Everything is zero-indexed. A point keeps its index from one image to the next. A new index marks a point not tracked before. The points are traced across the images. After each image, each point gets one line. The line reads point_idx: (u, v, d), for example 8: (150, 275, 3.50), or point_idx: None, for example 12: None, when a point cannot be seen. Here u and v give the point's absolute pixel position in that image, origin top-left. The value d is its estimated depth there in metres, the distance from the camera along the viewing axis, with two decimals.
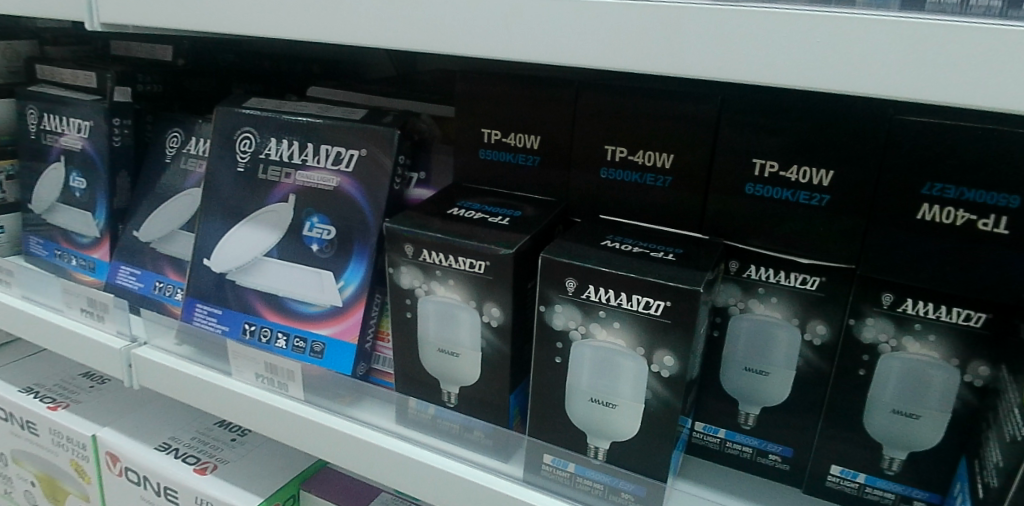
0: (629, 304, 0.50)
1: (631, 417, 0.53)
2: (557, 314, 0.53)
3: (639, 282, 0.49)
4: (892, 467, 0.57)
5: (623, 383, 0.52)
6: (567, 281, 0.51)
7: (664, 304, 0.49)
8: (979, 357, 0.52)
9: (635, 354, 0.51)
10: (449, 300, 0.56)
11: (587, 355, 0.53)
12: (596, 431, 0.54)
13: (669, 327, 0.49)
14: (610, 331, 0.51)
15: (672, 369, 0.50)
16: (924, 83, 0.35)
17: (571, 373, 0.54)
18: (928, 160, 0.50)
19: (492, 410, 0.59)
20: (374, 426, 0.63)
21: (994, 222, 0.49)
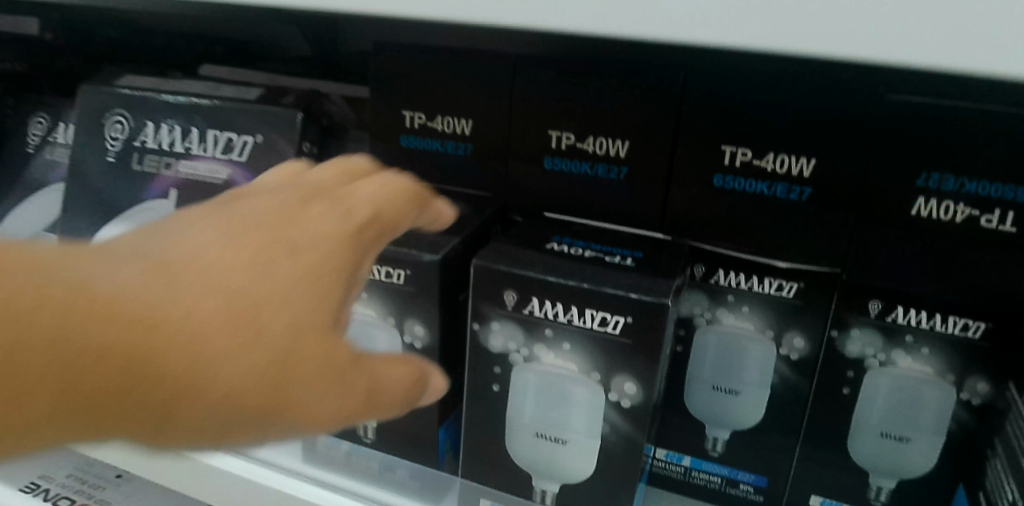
0: (581, 321, 0.41)
1: (586, 455, 0.43)
2: (495, 333, 0.43)
3: (593, 294, 0.40)
4: (881, 497, 0.50)
5: (576, 415, 0.43)
6: (506, 293, 0.42)
7: (624, 320, 0.40)
8: (979, 372, 0.45)
9: (590, 380, 0.42)
10: (363, 317, 0.46)
11: (531, 382, 0.43)
12: (544, 472, 0.45)
13: (630, 348, 0.40)
14: (559, 353, 0.42)
15: (634, 398, 0.41)
16: (955, 46, 0.26)
17: (513, 404, 0.44)
18: (924, 147, 0.42)
19: (419, 447, 0.49)
20: (274, 466, 0.52)
21: (999, 218, 0.42)
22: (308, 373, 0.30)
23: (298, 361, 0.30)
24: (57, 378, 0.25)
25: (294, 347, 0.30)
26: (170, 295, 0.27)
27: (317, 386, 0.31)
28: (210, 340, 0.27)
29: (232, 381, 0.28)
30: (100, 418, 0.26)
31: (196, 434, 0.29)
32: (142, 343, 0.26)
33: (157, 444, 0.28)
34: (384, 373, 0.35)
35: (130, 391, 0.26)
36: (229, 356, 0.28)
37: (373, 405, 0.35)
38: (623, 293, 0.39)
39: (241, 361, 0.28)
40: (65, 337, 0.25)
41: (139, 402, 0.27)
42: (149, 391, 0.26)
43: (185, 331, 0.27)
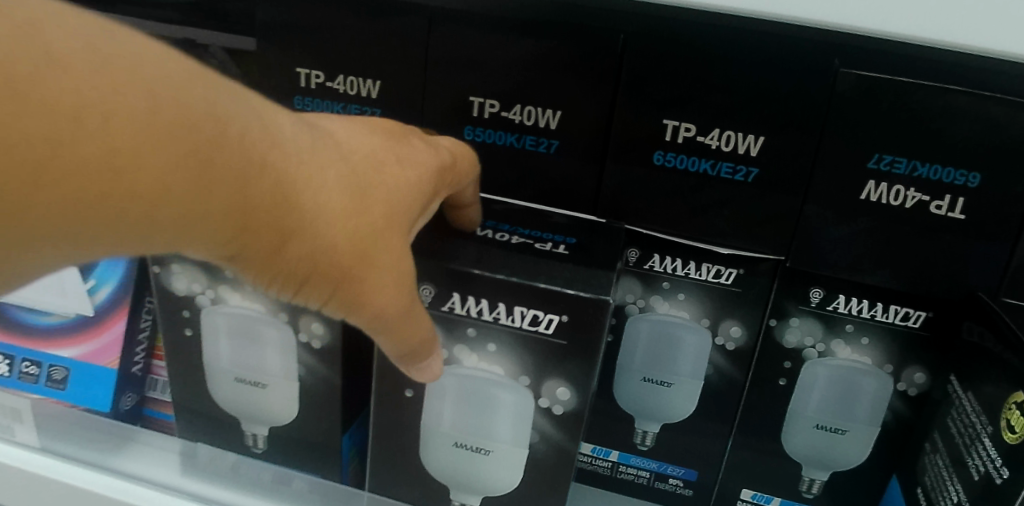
0: (510, 319, 0.36)
1: (512, 467, 0.39)
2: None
3: (526, 289, 0.35)
4: (812, 490, 0.48)
5: (500, 424, 0.38)
6: (422, 288, 0.36)
7: (559, 319, 0.35)
8: (916, 362, 0.44)
9: (518, 385, 0.37)
10: (248, 312, 0.39)
11: (449, 388, 0.38)
12: (464, 485, 0.40)
13: (565, 349, 0.36)
14: (483, 355, 0.37)
15: (568, 404, 0.37)
16: None
17: (427, 411, 0.39)
18: (878, 127, 0.39)
19: (319, 458, 0.43)
20: (145, 481, 0.43)
21: (948, 204, 0.40)
22: (391, 266, 0.30)
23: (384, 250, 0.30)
24: (194, 194, 0.24)
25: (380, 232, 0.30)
26: (313, 151, 0.28)
27: (391, 275, 0.30)
28: (330, 191, 0.28)
29: (340, 238, 0.28)
30: (228, 219, 0.26)
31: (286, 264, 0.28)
32: (283, 180, 0.26)
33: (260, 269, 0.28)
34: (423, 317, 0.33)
35: (264, 205, 0.26)
36: (344, 211, 0.28)
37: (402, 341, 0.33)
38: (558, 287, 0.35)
39: (349, 220, 0.29)
40: (235, 154, 0.25)
41: (266, 213, 0.26)
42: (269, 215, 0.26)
43: (318, 179, 0.28)
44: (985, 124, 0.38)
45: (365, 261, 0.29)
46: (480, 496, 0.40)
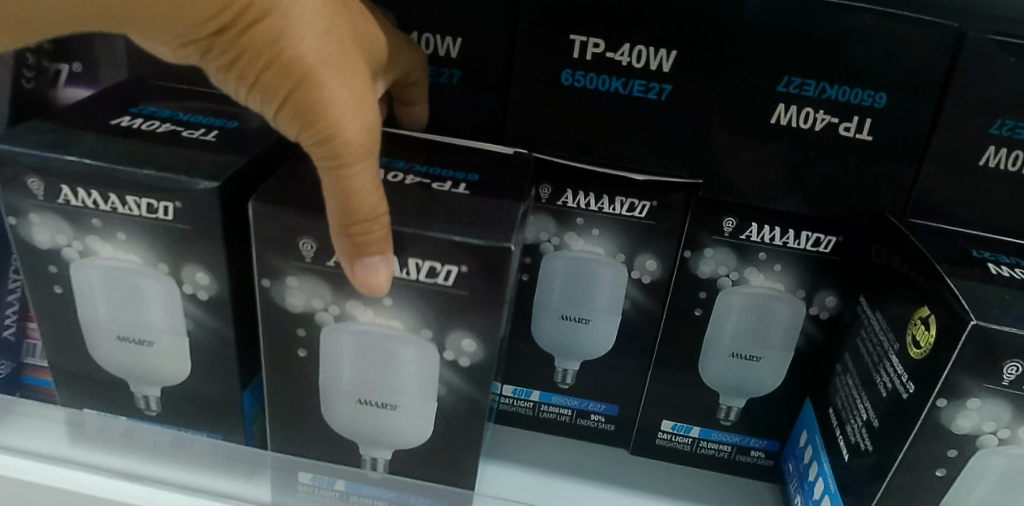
0: (404, 273, 0.33)
1: (422, 419, 0.37)
2: (293, 290, 0.35)
3: (421, 238, 0.32)
4: (729, 417, 0.49)
5: (406, 378, 0.36)
6: (301, 242, 0.33)
7: (457, 271, 0.33)
8: (827, 286, 0.44)
9: (421, 337, 0.35)
10: (122, 264, 0.35)
11: (347, 343, 0.35)
12: (373, 440, 0.38)
13: (466, 300, 0.34)
14: (379, 309, 0.35)
15: (474, 356, 0.35)
16: None
17: (326, 368, 0.36)
18: (788, 47, 0.38)
19: (217, 417, 0.40)
20: (24, 452, 0.39)
21: (856, 125, 0.39)
22: (354, 94, 0.29)
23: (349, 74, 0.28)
24: None
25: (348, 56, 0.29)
26: None
27: (351, 107, 0.29)
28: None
29: (315, 40, 0.26)
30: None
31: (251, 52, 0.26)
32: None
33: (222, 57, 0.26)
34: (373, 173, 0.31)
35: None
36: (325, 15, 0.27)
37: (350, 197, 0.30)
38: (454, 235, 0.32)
39: (326, 21, 0.27)
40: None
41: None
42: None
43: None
44: (892, 43, 0.38)
45: (332, 75, 0.27)
46: (390, 448, 0.38)
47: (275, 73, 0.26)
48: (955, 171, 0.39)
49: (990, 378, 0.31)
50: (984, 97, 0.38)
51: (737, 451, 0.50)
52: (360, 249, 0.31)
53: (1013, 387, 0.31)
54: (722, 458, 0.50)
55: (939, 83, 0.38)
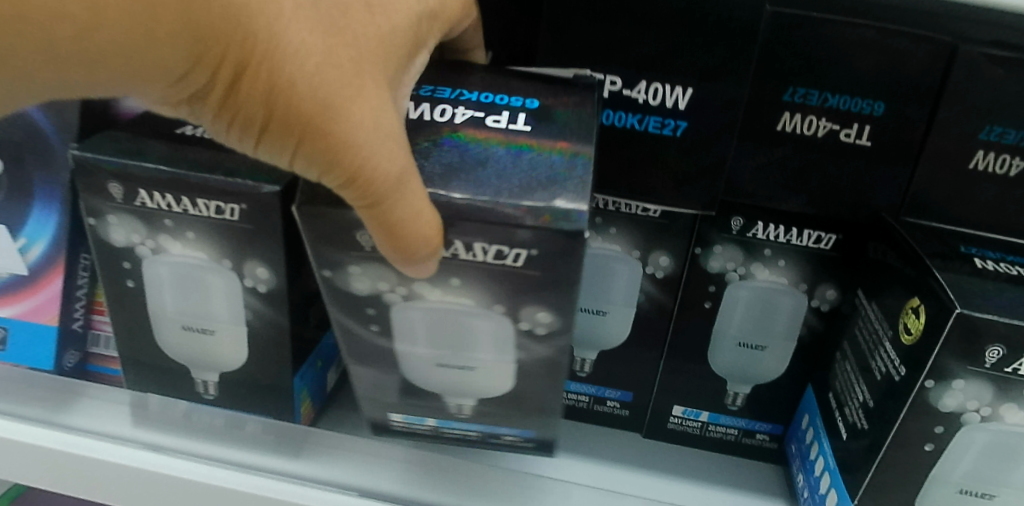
0: (470, 254, 0.33)
1: (501, 381, 0.39)
2: (357, 277, 0.35)
3: (489, 225, 0.31)
4: (736, 403, 0.52)
5: (482, 345, 0.37)
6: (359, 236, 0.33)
7: (526, 253, 0.32)
8: (828, 280, 0.48)
9: (491, 311, 0.35)
10: (190, 260, 0.39)
11: (417, 320, 0.37)
12: (460, 398, 0.40)
13: (536, 280, 0.33)
14: (445, 291, 0.35)
15: (552, 324, 0.35)
16: None
17: (404, 343, 0.38)
18: (794, 60, 0.41)
19: (269, 400, 0.44)
20: (94, 434, 0.45)
21: (856, 132, 0.43)
22: (371, 125, 0.28)
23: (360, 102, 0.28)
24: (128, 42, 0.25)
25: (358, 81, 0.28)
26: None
27: (370, 137, 0.28)
28: (305, 24, 0.26)
29: (308, 84, 0.26)
30: (181, 45, 0.25)
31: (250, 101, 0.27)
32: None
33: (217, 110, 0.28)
34: (416, 195, 0.29)
35: (223, 25, 0.25)
36: (319, 53, 0.27)
37: (388, 227, 0.30)
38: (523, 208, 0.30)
39: (320, 61, 0.27)
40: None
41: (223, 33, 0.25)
42: (227, 40, 0.25)
43: (289, 13, 0.26)
44: (890, 55, 0.41)
45: (340, 117, 0.27)
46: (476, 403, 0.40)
47: (277, 121, 0.27)
48: (949, 173, 0.43)
49: (973, 361, 0.34)
50: (975, 104, 0.41)
51: (743, 435, 0.54)
52: (412, 265, 0.31)
53: (994, 369, 0.34)
54: (730, 440, 0.54)
55: (934, 90, 0.41)
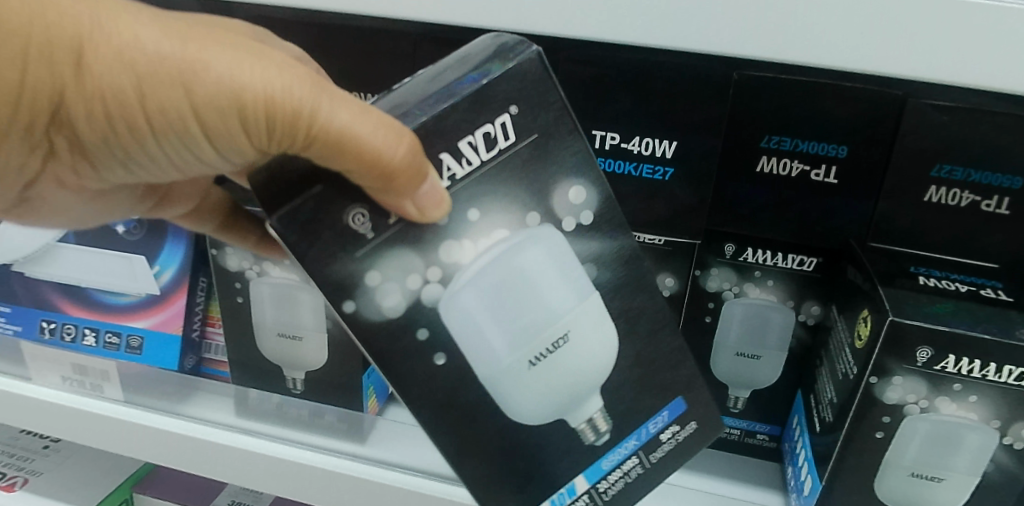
0: (469, 162, 0.34)
1: (594, 316, 0.38)
2: (382, 290, 0.35)
3: (466, 116, 0.33)
4: (738, 406, 0.60)
5: (548, 280, 0.36)
6: (356, 215, 0.33)
7: (507, 118, 0.34)
8: (811, 297, 0.55)
9: (530, 228, 0.36)
10: (287, 280, 0.53)
11: (468, 299, 0.36)
12: (579, 393, 0.39)
13: (540, 145, 0.35)
14: (473, 240, 0.35)
15: (584, 195, 0.36)
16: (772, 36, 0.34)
17: (478, 347, 0.37)
18: (770, 114, 0.50)
19: (343, 394, 0.56)
20: (207, 421, 0.56)
21: (824, 172, 0.51)
22: (227, 57, 0.33)
23: (247, 62, 0.33)
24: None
25: (228, 43, 0.33)
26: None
27: (237, 68, 0.33)
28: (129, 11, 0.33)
29: (153, 45, 0.32)
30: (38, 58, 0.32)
31: (161, 103, 0.33)
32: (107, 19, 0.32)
33: (110, 105, 0.33)
34: (346, 112, 0.32)
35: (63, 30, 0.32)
36: (149, 21, 0.33)
37: (345, 148, 0.31)
38: (485, 72, 0.34)
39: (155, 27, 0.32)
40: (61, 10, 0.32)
41: (97, 60, 0.32)
42: (74, 41, 0.32)
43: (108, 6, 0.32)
44: (847, 107, 0.49)
45: (196, 57, 0.32)
46: (599, 392, 0.39)
47: (156, 81, 0.32)
48: (906, 205, 0.50)
49: (907, 360, 0.41)
50: (924, 147, 0.49)
51: (746, 434, 0.61)
52: (403, 191, 0.31)
53: (926, 367, 0.41)
54: (735, 440, 0.61)
55: (887, 137, 0.49)
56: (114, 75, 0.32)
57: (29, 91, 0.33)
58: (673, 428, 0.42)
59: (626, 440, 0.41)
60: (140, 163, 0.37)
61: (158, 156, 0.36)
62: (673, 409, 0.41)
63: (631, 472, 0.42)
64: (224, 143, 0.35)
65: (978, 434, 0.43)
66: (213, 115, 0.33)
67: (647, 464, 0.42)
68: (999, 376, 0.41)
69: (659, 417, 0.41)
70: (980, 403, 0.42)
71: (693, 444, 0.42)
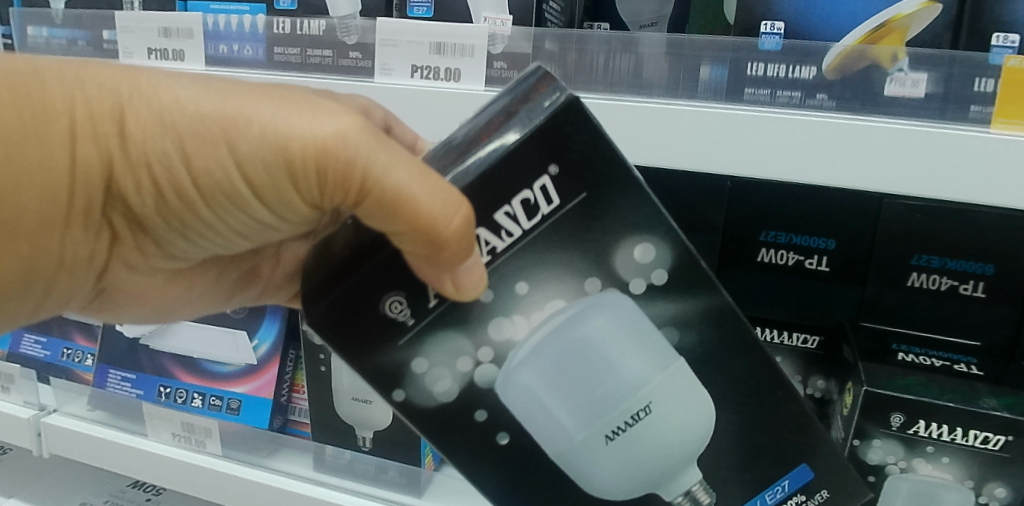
0: (514, 231, 0.36)
1: (677, 384, 0.39)
2: (433, 376, 0.39)
3: (504, 186, 0.35)
4: None
5: (613, 346, 0.39)
6: (395, 302, 0.37)
7: (550, 182, 0.35)
8: (817, 371, 0.60)
9: (590, 295, 0.38)
10: None
11: (529, 372, 0.39)
12: (667, 467, 0.41)
13: (588, 204, 0.36)
14: (525, 314, 0.38)
15: (648, 253, 0.37)
16: (740, 153, 0.45)
17: (548, 421, 0.40)
18: (766, 213, 0.59)
19: (406, 451, 0.65)
20: (291, 474, 0.66)
21: (817, 261, 0.59)
22: (267, 109, 0.33)
23: (290, 113, 0.33)
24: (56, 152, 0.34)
25: (267, 97, 0.34)
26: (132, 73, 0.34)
27: (277, 119, 0.33)
28: (167, 80, 0.34)
29: (196, 108, 0.33)
30: (90, 134, 0.34)
31: (209, 164, 0.34)
32: (150, 91, 0.34)
33: (161, 171, 0.35)
34: (400, 171, 0.33)
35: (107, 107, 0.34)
36: (189, 88, 0.34)
37: (403, 211, 0.32)
38: (524, 123, 0.35)
39: (195, 92, 0.34)
40: (105, 89, 0.34)
41: (144, 132, 0.34)
42: (121, 114, 0.34)
43: (149, 79, 0.34)
44: (832, 207, 0.58)
45: (239, 115, 0.33)
46: (696, 465, 0.42)
47: (202, 141, 0.34)
48: (893, 288, 0.57)
49: (882, 424, 0.49)
50: (899, 239, 0.56)
51: None
52: (449, 264, 0.33)
53: (900, 431, 0.48)
54: None
55: (869, 233, 0.57)
56: (163, 140, 0.34)
57: (87, 172, 0.35)
58: (797, 498, 0.42)
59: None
60: (204, 224, 0.38)
61: (215, 221, 0.38)
62: (796, 478, 0.42)
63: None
64: (278, 196, 0.36)
65: (956, 494, 0.49)
66: (261, 170, 0.34)
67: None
68: (966, 439, 0.47)
69: (781, 487, 0.42)
70: (952, 464, 0.48)
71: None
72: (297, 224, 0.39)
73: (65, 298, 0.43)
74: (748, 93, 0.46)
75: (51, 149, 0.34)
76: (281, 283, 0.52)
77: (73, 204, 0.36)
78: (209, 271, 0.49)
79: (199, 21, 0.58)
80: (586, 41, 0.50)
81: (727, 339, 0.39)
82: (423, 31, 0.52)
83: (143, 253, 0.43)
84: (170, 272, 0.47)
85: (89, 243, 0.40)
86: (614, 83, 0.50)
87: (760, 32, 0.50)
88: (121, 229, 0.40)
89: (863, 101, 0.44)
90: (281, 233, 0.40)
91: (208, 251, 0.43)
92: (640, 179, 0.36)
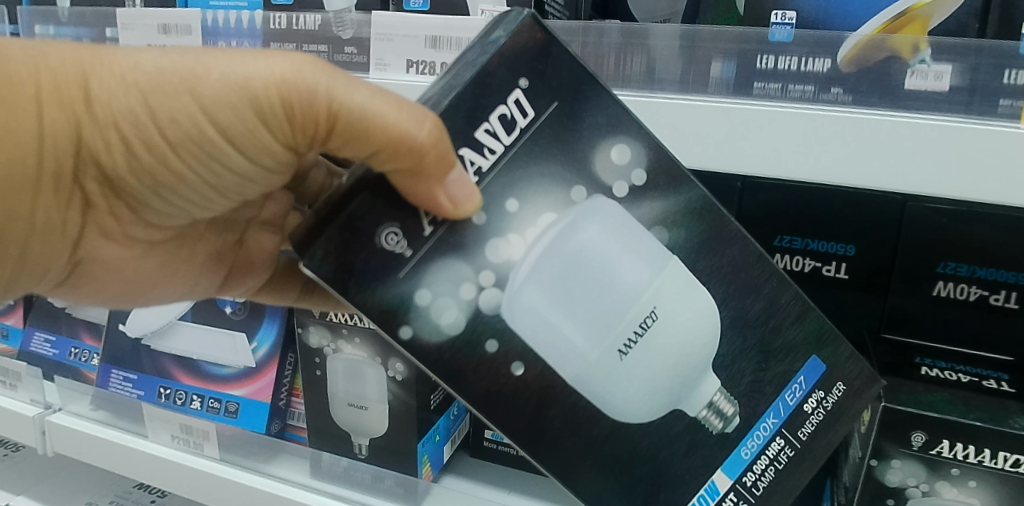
0: (498, 146, 0.36)
1: (677, 284, 0.39)
2: (438, 308, 0.37)
3: (477, 105, 0.35)
4: None
5: (609, 254, 0.38)
6: (390, 232, 0.35)
7: (523, 92, 0.36)
8: None
9: (579, 205, 0.38)
10: (356, 357, 0.62)
11: (534, 294, 0.37)
12: (688, 373, 0.40)
13: (563, 112, 0.37)
14: (519, 233, 0.37)
15: (626, 154, 0.38)
16: (743, 145, 0.41)
17: (559, 343, 0.38)
18: (779, 217, 0.56)
19: (402, 460, 0.63)
20: (287, 481, 0.65)
21: (835, 268, 0.56)
22: (226, 56, 0.36)
23: (245, 58, 0.36)
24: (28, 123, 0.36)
25: (224, 48, 0.37)
26: (95, 49, 0.37)
27: (235, 63, 0.36)
28: (127, 49, 0.37)
29: (156, 66, 0.36)
30: (59, 103, 0.36)
31: (174, 114, 0.36)
32: (109, 58, 0.37)
33: (133, 128, 0.37)
34: (362, 93, 0.35)
35: (73, 76, 0.36)
36: (149, 51, 0.37)
37: (375, 129, 0.34)
38: (490, 45, 0.36)
39: (155, 54, 0.37)
40: (67, 59, 0.36)
41: (111, 93, 0.36)
42: (87, 82, 0.36)
43: (109, 50, 0.37)
44: (850, 209, 0.54)
45: (200, 63, 0.36)
46: (712, 374, 0.41)
47: (170, 93, 0.36)
48: (915, 294, 0.54)
49: (903, 444, 0.45)
50: (920, 243, 0.53)
51: None
52: (432, 174, 0.33)
53: (921, 452, 0.45)
54: None
55: (892, 234, 0.54)
56: (130, 98, 0.36)
57: (57, 136, 0.37)
58: (816, 395, 0.43)
59: (767, 420, 0.43)
60: (178, 182, 0.40)
61: (190, 176, 0.39)
62: (810, 373, 0.43)
63: (779, 457, 0.43)
64: (247, 140, 0.38)
65: None
66: (227, 113, 0.36)
67: (796, 444, 0.43)
68: (994, 462, 0.44)
69: (798, 385, 0.43)
70: (979, 489, 0.45)
71: (841, 410, 0.44)
72: (268, 173, 0.41)
73: (40, 271, 0.44)
74: (756, 87, 0.43)
75: (21, 117, 0.36)
76: (248, 272, 0.55)
77: (43, 168, 0.38)
78: (182, 249, 0.51)
79: (197, 17, 0.57)
80: (591, 32, 0.48)
81: (711, 233, 0.40)
82: (418, 24, 0.49)
83: (118, 219, 0.44)
84: (147, 244, 0.48)
85: (64, 209, 0.41)
86: (624, 77, 0.47)
87: (770, 22, 0.47)
88: (94, 197, 0.41)
89: (881, 95, 0.40)
90: (254, 186, 0.42)
91: (184, 214, 0.44)
92: (600, 80, 0.37)
